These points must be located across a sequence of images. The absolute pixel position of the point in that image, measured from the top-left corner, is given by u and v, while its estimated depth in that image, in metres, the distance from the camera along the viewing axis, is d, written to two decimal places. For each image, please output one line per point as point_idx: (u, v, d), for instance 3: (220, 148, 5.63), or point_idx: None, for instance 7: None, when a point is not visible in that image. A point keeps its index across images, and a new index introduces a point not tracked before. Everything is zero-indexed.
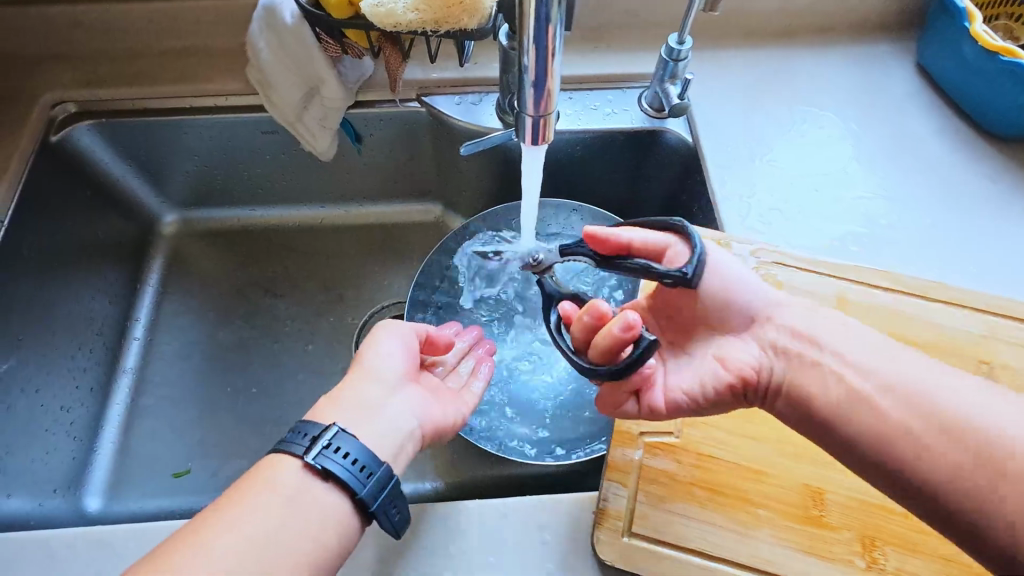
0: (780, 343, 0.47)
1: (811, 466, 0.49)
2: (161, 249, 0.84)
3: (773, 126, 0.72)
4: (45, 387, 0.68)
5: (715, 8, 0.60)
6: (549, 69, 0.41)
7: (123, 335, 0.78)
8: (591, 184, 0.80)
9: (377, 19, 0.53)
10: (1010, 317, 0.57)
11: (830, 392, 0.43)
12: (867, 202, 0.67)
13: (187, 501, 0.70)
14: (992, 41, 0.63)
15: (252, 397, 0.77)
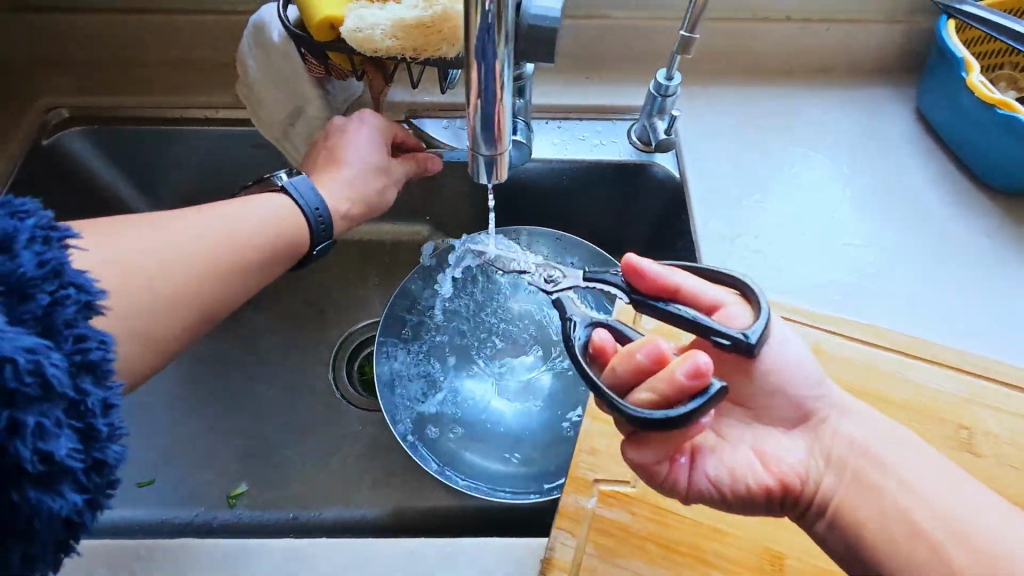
0: (834, 454, 0.45)
1: (772, 527, 0.47)
2: None
3: (763, 166, 0.71)
4: None
5: (687, 51, 0.59)
6: (498, 101, 0.40)
7: None
8: (576, 213, 0.78)
9: (355, 43, 0.53)
10: (995, 379, 0.55)
11: (885, 523, 0.41)
12: (856, 249, 0.65)
13: (148, 511, 0.69)
14: (989, 93, 0.62)
15: (223, 410, 0.76)
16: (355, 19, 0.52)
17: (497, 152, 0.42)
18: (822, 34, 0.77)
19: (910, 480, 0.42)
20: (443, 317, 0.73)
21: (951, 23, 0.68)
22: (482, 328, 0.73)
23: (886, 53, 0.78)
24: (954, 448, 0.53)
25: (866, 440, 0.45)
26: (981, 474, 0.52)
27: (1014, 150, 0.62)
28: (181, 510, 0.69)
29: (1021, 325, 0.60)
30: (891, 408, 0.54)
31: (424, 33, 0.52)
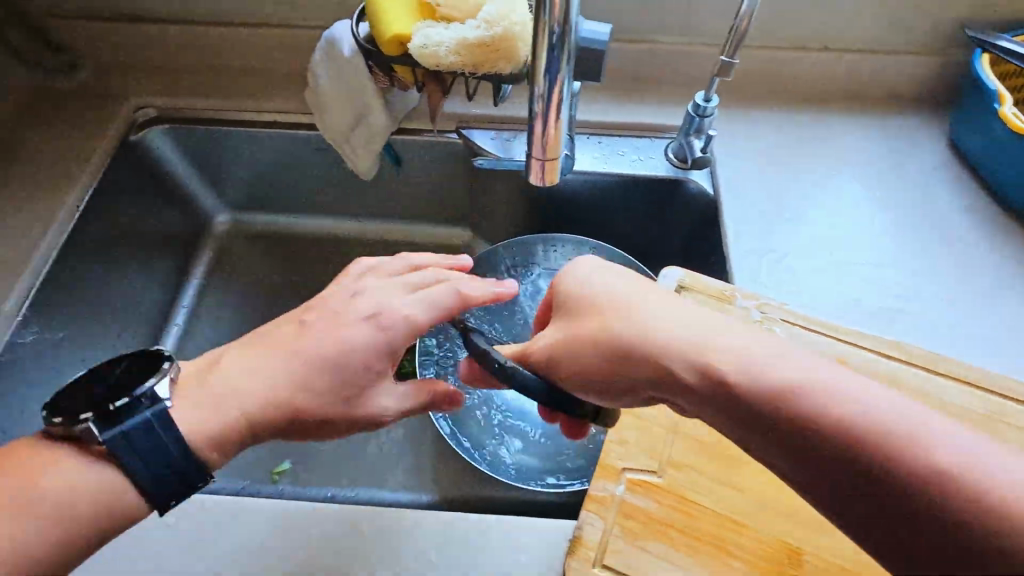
0: (720, 361, 0.40)
1: (792, 524, 0.49)
2: (209, 245, 0.91)
3: (797, 187, 0.74)
4: (91, 360, 0.75)
5: (727, 73, 0.63)
6: (555, 121, 0.49)
7: (164, 321, 0.84)
8: (610, 224, 0.82)
9: (421, 59, 0.58)
10: (1018, 399, 0.56)
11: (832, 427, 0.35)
12: (884, 269, 0.67)
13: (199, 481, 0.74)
14: (1020, 124, 0.64)
15: None
16: (422, 37, 0.58)
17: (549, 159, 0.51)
18: (856, 65, 0.80)
19: (835, 385, 0.37)
20: (483, 313, 0.78)
21: (985, 57, 0.70)
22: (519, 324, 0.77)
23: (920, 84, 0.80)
24: None
25: (756, 346, 0.41)
26: None
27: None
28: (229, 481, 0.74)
29: None
30: None
31: (484, 52, 0.57)
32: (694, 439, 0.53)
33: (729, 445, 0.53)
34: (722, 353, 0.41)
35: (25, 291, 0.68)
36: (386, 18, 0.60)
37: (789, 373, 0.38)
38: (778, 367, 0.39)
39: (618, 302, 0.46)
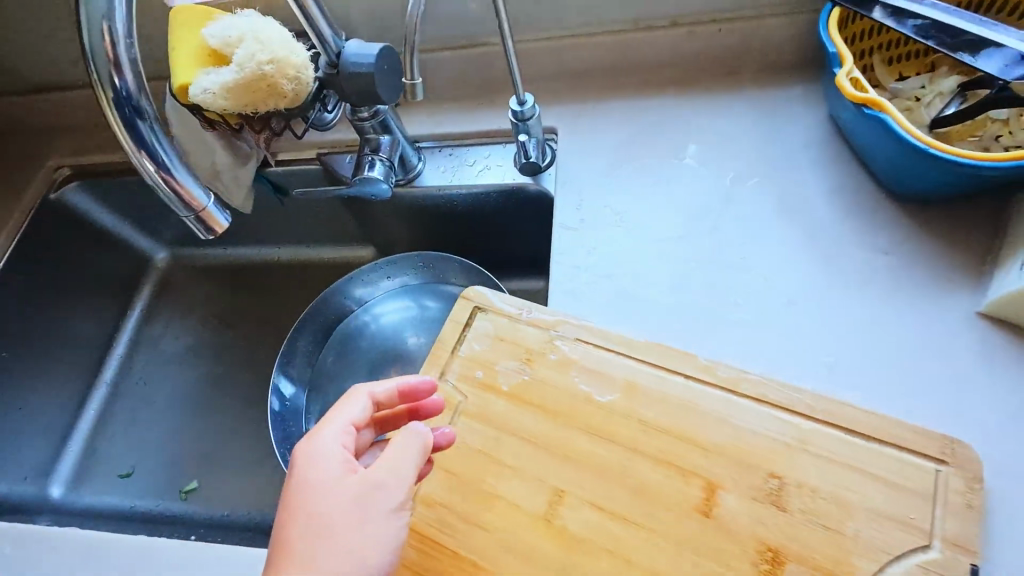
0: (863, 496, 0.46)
1: (533, 568, 0.47)
2: (151, 278, 1.02)
3: (642, 179, 0.67)
4: (28, 404, 0.86)
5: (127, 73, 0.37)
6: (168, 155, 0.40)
7: (108, 351, 0.96)
8: (499, 239, 0.82)
9: (203, 105, 0.58)
10: (834, 426, 0.49)
11: (884, 509, 0.46)
12: (716, 273, 0.60)
13: (138, 498, 0.86)
14: (855, 91, 0.53)
15: (193, 415, 0.92)
16: (196, 84, 0.58)
17: (196, 206, 0.41)
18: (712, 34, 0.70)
19: (861, 470, 0.47)
20: (341, 350, 0.75)
21: (832, 13, 0.58)
22: (377, 359, 0.74)
23: (790, 43, 0.69)
24: (757, 501, 0.47)
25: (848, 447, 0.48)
26: (783, 531, 0.46)
27: (900, 155, 0.53)
28: (154, 497, 0.86)
29: (884, 364, 0.52)
30: (695, 451, 0.50)
31: (262, 88, 0.58)
32: (452, 473, 0.52)
33: (485, 479, 0.51)
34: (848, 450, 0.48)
35: None
36: (173, 72, 0.61)
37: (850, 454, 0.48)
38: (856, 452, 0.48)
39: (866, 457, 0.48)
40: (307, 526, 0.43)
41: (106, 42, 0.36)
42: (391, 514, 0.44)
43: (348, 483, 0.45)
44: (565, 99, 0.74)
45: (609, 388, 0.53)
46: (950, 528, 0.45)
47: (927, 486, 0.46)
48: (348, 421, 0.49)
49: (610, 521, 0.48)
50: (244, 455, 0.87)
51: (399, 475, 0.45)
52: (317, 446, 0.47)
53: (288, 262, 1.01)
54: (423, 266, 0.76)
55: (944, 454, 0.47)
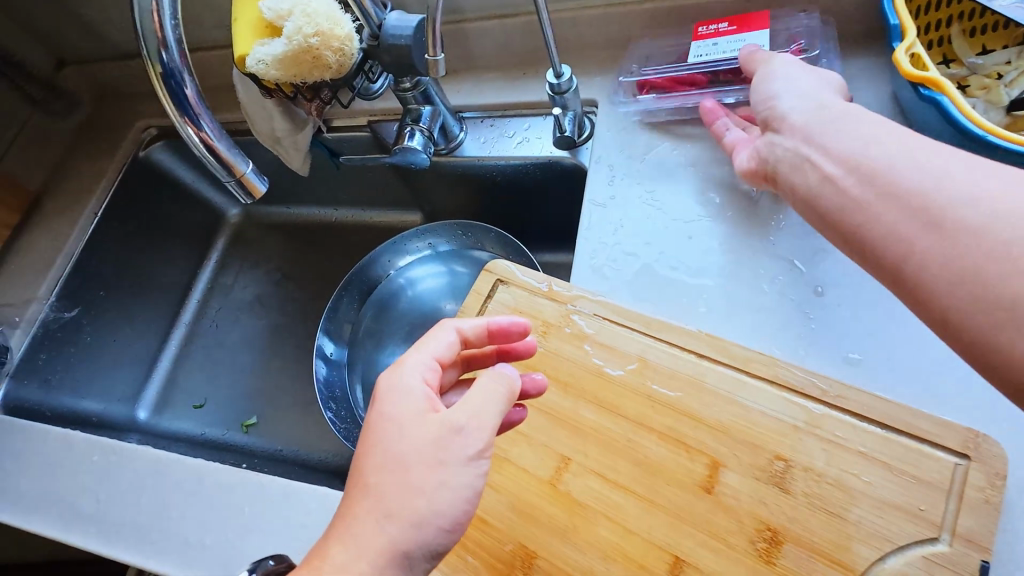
0: (877, 492, 0.44)
1: (535, 527, 0.50)
2: (224, 233, 1.10)
3: (684, 154, 0.64)
4: (120, 337, 0.97)
5: (171, 45, 0.42)
6: (211, 125, 0.44)
7: (187, 294, 1.05)
8: (540, 214, 0.82)
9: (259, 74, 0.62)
10: (855, 417, 0.47)
11: (900, 501, 0.44)
12: (748, 256, 0.57)
13: (209, 427, 0.94)
14: (910, 68, 0.50)
15: (252, 358, 0.98)
16: (253, 56, 0.62)
17: (234, 172, 0.46)
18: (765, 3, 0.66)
19: (878, 465, 0.45)
20: (382, 311, 0.81)
21: None
22: (417, 321, 0.80)
23: (853, 14, 0.64)
24: (761, 481, 0.47)
25: (867, 440, 0.46)
26: (784, 513, 0.45)
27: (959, 142, 0.50)
28: (219, 427, 0.93)
29: (920, 363, 0.49)
30: (702, 429, 0.49)
31: (307, 60, 0.62)
32: None
33: (496, 443, 0.53)
34: (866, 442, 0.46)
35: (51, 282, 0.92)
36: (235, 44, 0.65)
37: (869, 445, 0.46)
38: (875, 444, 0.46)
39: (886, 451, 0.45)
40: (385, 465, 0.41)
41: (154, 21, 0.41)
42: (469, 462, 0.42)
43: (426, 421, 0.43)
44: (609, 72, 0.73)
45: (621, 363, 0.54)
46: (967, 527, 0.43)
47: (941, 477, 0.44)
48: (434, 355, 0.48)
49: (611, 489, 0.49)
50: (300, 399, 0.93)
51: (479, 421, 0.43)
52: (397, 379, 0.46)
53: (343, 223, 1.04)
54: (460, 235, 0.79)
55: (966, 447, 0.44)
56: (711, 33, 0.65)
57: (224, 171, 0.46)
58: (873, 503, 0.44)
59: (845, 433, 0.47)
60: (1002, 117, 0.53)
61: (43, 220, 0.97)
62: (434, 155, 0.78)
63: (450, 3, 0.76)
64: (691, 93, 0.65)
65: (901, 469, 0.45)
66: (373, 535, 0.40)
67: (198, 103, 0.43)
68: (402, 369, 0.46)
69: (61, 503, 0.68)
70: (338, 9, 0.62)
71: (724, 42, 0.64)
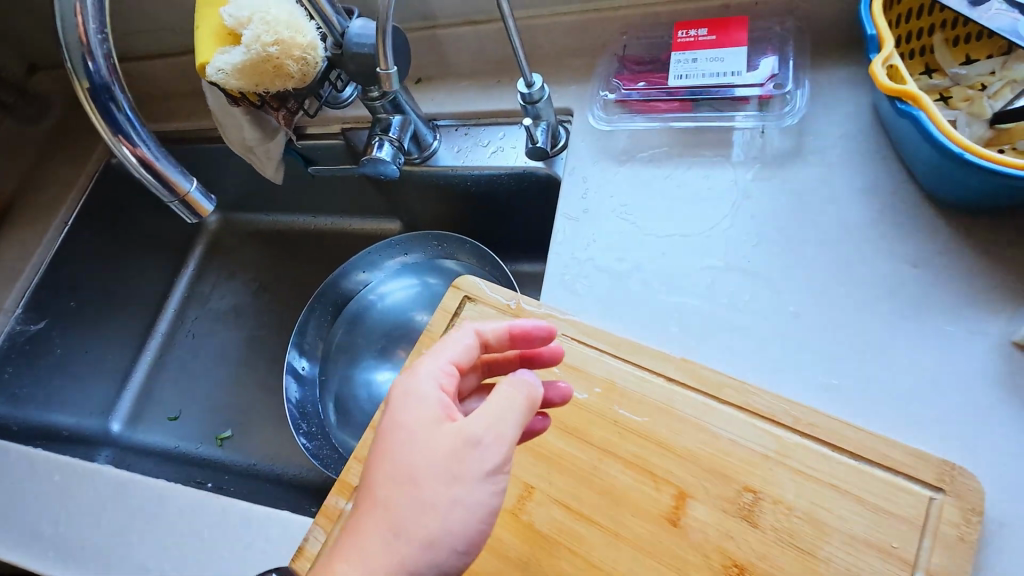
0: (848, 527, 0.43)
1: (495, 559, 0.47)
2: (201, 240, 1.07)
3: (659, 166, 0.62)
4: (91, 348, 0.95)
5: (98, 58, 0.40)
6: (147, 139, 0.42)
7: (161, 304, 1.03)
8: (518, 225, 0.80)
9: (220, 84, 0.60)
10: (829, 447, 0.45)
11: (872, 536, 0.42)
12: (722, 274, 0.55)
13: (181, 441, 0.92)
14: (887, 81, 0.48)
15: (227, 369, 0.96)
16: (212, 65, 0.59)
17: (174, 189, 0.44)
18: (743, 10, 0.64)
19: (850, 499, 0.43)
20: (355, 325, 0.79)
21: None
22: (390, 335, 0.79)
23: (833, 22, 0.62)
24: (729, 513, 0.45)
25: (838, 472, 0.44)
26: (752, 548, 0.43)
27: (937, 158, 0.48)
28: (191, 441, 0.91)
29: (896, 389, 0.47)
30: (670, 458, 0.47)
31: (268, 69, 0.60)
32: None
33: None
34: (837, 474, 0.44)
35: (20, 293, 0.90)
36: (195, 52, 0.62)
37: (841, 477, 0.44)
38: (846, 476, 0.44)
39: (858, 484, 0.43)
40: (393, 479, 0.37)
41: (79, 31, 0.39)
42: (486, 477, 0.38)
43: (441, 431, 0.39)
44: (585, 80, 0.70)
45: (589, 386, 0.52)
46: (941, 564, 0.41)
47: (915, 513, 0.42)
48: (451, 359, 0.43)
49: (574, 521, 0.47)
50: (274, 412, 0.91)
51: (498, 431, 0.39)
52: (412, 382, 0.41)
53: (320, 231, 1.02)
54: (434, 245, 0.77)
55: (941, 480, 0.42)
56: (690, 42, 0.63)
57: (165, 189, 0.44)
58: (844, 538, 0.42)
59: (816, 464, 0.45)
60: (985, 130, 0.51)
61: (12, 229, 0.95)
62: (407, 165, 0.76)
63: (422, 9, 0.74)
64: (666, 112, 0.64)
65: (873, 503, 0.43)
66: (382, 551, 0.36)
67: (130, 117, 0.41)
68: (414, 374, 0.42)
69: (19, 525, 0.66)
70: (302, 15, 0.61)
71: (702, 55, 0.61)
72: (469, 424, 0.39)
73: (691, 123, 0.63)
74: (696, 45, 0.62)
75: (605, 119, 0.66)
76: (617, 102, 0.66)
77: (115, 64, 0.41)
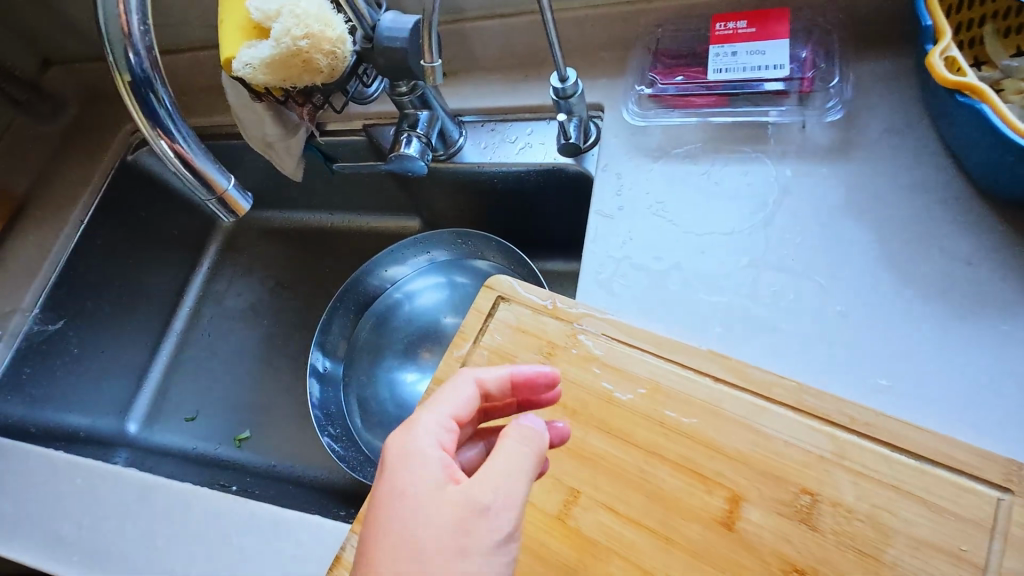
0: (912, 531, 0.41)
1: (542, 565, 0.46)
2: (216, 239, 1.06)
3: (697, 162, 0.61)
4: (109, 348, 0.93)
5: (139, 50, 0.38)
6: (188, 135, 0.41)
7: (178, 303, 1.01)
8: (545, 222, 0.78)
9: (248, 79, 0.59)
10: (888, 450, 0.43)
11: (938, 539, 0.41)
12: (767, 272, 0.54)
13: (201, 441, 0.90)
14: (947, 73, 0.47)
15: (245, 369, 0.95)
16: (240, 60, 0.58)
17: (214, 186, 0.43)
18: (780, 2, 0.63)
19: (913, 502, 0.42)
20: (379, 324, 0.78)
21: None
22: (415, 335, 0.77)
23: (875, 13, 0.61)
24: (786, 517, 0.43)
25: (899, 475, 0.43)
26: (811, 552, 0.42)
27: (995, 152, 0.47)
28: (211, 442, 0.90)
29: (954, 389, 0.46)
30: (720, 460, 0.46)
31: (297, 64, 0.58)
32: None
33: None
34: (898, 477, 0.43)
35: (37, 292, 0.89)
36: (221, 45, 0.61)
37: (902, 480, 0.42)
38: (908, 478, 0.42)
39: (921, 486, 0.42)
40: (395, 557, 0.35)
41: (121, 22, 0.38)
42: (497, 548, 0.36)
43: (444, 500, 0.37)
44: (616, 74, 0.69)
45: (632, 387, 0.50)
46: (1011, 568, 0.40)
47: (982, 515, 0.41)
48: (449, 413, 0.42)
49: (623, 525, 0.46)
50: (295, 413, 0.90)
51: (506, 497, 0.37)
52: (407, 446, 0.39)
53: (338, 229, 1.00)
54: (460, 244, 0.75)
55: (1009, 480, 0.41)
56: (728, 34, 0.61)
57: (204, 186, 0.43)
58: (909, 543, 0.41)
59: (875, 467, 0.43)
60: None
61: (27, 228, 0.93)
62: (433, 162, 0.75)
63: (448, 2, 0.72)
64: (704, 107, 0.62)
65: (938, 506, 0.42)
66: None
67: (172, 112, 0.40)
68: (408, 433, 0.40)
69: (43, 528, 0.65)
70: (330, 8, 0.59)
71: (742, 48, 0.60)
72: (473, 487, 0.37)
73: (731, 118, 0.61)
74: (734, 37, 0.61)
75: (638, 114, 0.65)
76: (651, 97, 0.64)
77: (156, 57, 0.40)
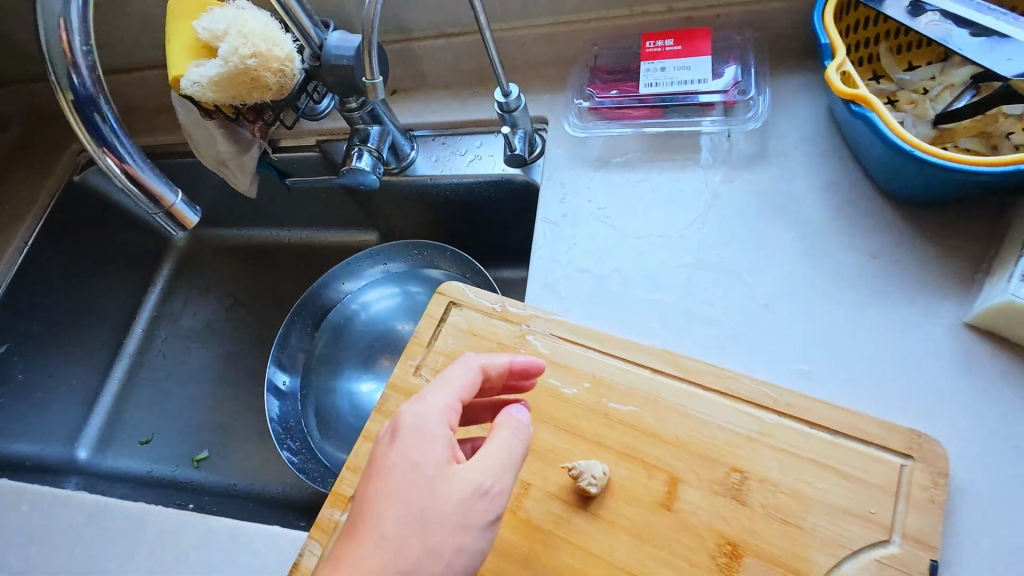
0: (830, 500, 0.45)
1: (495, 556, 0.48)
2: (171, 259, 1.05)
3: (633, 170, 0.65)
4: (57, 373, 0.91)
5: (82, 70, 0.39)
6: (134, 151, 0.42)
7: (130, 325, 1.00)
8: (497, 231, 0.81)
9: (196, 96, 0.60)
10: (806, 429, 0.47)
11: (852, 505, 0.45)
12: (699, 271, 0.58)
13: (156, 464, 0.89)
14: (841, 85, 0.52)
15: (203, 388, 0.94)
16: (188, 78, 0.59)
17: (161, 200, 0.44)
18: (705, 23, 0.68)
19: (829, 473, 0.46)
20: (336, 335, 0.79)
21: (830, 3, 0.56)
22: (372, 345, 0.79)
23: (788, 33, 0.66)
24: (719, 495, 0.47)
25: (817, 450, 0.47)
26: (741, 525, 0.45)
27: (889, 154, 0.52)
28: (166, 464, 0.88)
29: (864, 370, 0.50)
30: (658, 445, 0.49)
31: (245, 82, 0.60)
32: None
33: None
34: (816, 452, 0.47)
35: None
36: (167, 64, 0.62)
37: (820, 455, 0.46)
38: (825, 453, 0.46)
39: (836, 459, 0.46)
40: (396, 517, 0.37)
41: (64, 46, 0.39)
42: (490, 526, 0.39)
43: (450, 476, 0.39)
44: (559, 89, 0.73)
45: (577, 381, 0.53)
46: (914, 526, 0.44)
47: (888, 481, 0.45)
48: (458, 395, 0.43)
49: (571, 512, 0.48)
50: (254, 430, 0.89)
51: (504, 482, 0.40)
52: (420, 419, 0.41)
53: (296, 245, 1.01)
54: (414, 255, 0.78)
55: (910, 448, 0.46)
56: (658, 52, 0.66)
57: (152, 201, 0.44)
58: (827, 510, 0.45)
59: (796, 444, 0.47)
60: (929, 130, 0.55)
61: None
62: (386, 175, 0.77)
63: (397, 22, 0.75)
64: (640, 118, 0.66)
65: (851, 476, 0.46)
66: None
67: (116, 129, 0.41)
68: (419, 407, 0.42)
69: None
70: (277, 29, 0.61)
71: (670, 64, 0.64)
72: (474, 466, 0.39)
73: (663, 128, 0.66)
74: (662, 55, 0.65)
75: (579, 125, 0.68)
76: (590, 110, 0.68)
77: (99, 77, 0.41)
